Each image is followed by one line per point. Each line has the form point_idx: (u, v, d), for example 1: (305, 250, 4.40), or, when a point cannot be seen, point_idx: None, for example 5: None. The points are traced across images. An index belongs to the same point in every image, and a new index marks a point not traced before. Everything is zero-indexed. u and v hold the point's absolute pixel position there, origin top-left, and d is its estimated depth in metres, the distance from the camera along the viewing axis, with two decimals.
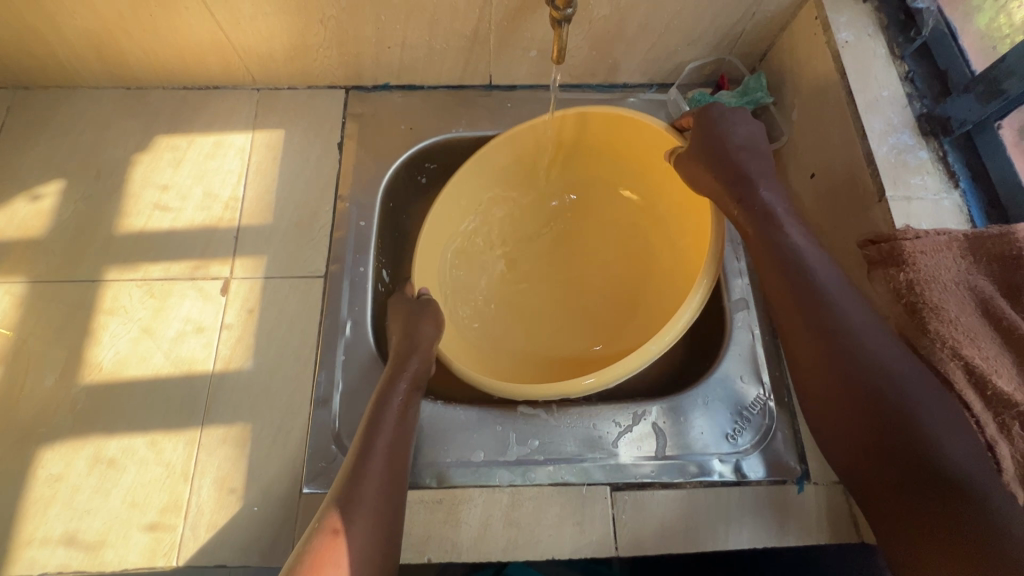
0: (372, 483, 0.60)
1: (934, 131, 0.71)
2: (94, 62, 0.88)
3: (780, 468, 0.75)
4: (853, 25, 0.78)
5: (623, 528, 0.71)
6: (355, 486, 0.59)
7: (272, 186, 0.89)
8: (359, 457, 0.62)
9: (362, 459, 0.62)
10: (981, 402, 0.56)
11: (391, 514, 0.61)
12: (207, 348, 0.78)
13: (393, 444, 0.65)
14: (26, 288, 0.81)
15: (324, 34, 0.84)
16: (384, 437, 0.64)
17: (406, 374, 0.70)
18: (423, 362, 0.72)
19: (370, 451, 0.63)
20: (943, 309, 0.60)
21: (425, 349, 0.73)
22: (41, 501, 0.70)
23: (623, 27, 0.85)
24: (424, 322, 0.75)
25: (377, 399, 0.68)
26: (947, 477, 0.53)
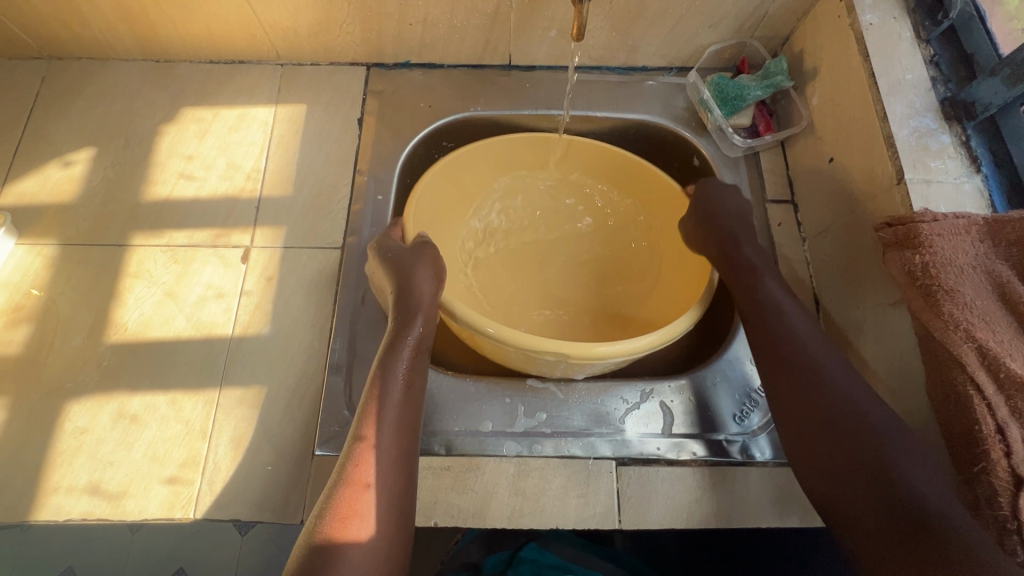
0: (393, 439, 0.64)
1: (957, 115, 0.70)
2: (126, 34, 0.91)
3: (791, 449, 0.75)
4: (879, 8, 0.77)
5: (627, 501, 0.72)
6: (361, 453, 0.62)
7: (293, 159, 0.91)
8: (367, 420, 0.64)
9: (375, 411, 0.65)
10: (993, 385, 0.56)
11: (395, 481, 0.62)
12: (227, 313, 0.81)
13: (401, 406, 0.67)
14: (57, 250, 0.84)
15: (347, 10, 0.85)
16: (388, 399, 0.66)
17: (409, 334, 0.70)
18: (424, 324, 0.71)
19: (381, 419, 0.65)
20: (958, 292, 0.60)
21: (423, 310, 0.71)
22: (68, 452, 0.73)
23: (644, 8, 0.84)
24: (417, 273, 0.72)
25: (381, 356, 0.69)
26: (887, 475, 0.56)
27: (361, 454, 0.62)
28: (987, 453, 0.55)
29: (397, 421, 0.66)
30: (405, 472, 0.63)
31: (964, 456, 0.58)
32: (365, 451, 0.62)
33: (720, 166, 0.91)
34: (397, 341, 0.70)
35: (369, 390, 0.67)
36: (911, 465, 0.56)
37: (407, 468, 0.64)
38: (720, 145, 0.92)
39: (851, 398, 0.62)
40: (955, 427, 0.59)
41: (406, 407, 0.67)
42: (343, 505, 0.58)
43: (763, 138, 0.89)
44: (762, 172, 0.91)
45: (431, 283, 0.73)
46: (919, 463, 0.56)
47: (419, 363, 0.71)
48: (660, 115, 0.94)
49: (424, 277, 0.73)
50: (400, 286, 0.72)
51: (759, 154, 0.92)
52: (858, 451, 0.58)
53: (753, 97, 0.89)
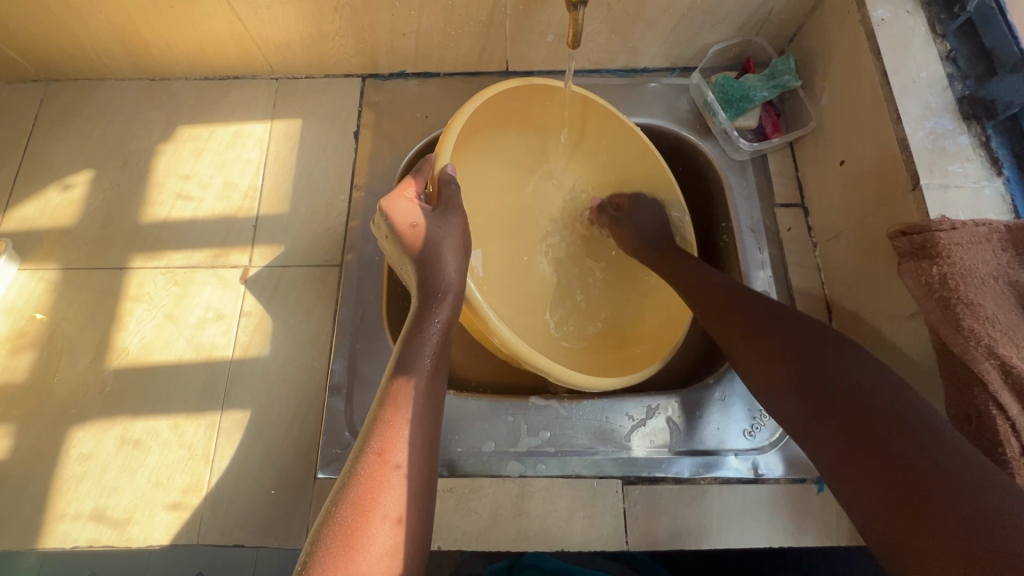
0: (409, 462, 0.54)
1: (977, 114, 0.66)
2: (120, 54, 0.90)
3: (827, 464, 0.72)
4: (890, 2, 0.73)
5: (634, 521, 0.70)
6: (378, 471, 0.52)
7: (289, 175, 0.90)
8: (384, 433, 0.54)
9: (391, 429, 0.54)
10: (1017, 404, 0.53)
11: (420, 509, 0.53)
12: (226, 334, 0.80)
13: (425, 412, 0.58)
14: (58, 275, 0.84)
15: (339, 23, 0.84)
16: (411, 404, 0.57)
17: (433, 323, 0.62)
18: (450, 309, 0.64)
19: (396, 429, 0.55)
20: (980, 305, 0.56)
21: (449, 294, 0.64)
22: (73, 479, 0.73)
23: (642, 9, 0.82)
24: (445, 252, 0.65)
25: (403, 347, 0.61)
26: (919, 449, 0.48)
27: (373, 474, 0.52)
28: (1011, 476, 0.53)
29: (419, 429, 0.56)
30: (427, 499, 0.54)
31: None
32: (379, 477, 0.51)
33: (725, 170, 0.88)
34: (420, 333, 0.62)
35: (386, 392, 0.58)
36: (852, 368, 0.58)
37: (427, 495, 0.54)
38: (726, 148, 0.89)
39: (809, 336, 0.63)
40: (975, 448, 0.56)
41: (428, 416, 0.58)
42: (352, 539, 0.48)
43: (770, 141, 0.86)
44: (770, 175, 0.88)
45: (458, 266, 0.65)
46: (875, 368, 0.57)
47: (440, 368, 0.62)
48: (663, 118, 0.91)
49: (452, 258, 0.65)
50: (426, 265, 0.65)
51: (766, 156, 0.89)
52: (803, 357, 0.61)
53: (759, 98, 0.85)
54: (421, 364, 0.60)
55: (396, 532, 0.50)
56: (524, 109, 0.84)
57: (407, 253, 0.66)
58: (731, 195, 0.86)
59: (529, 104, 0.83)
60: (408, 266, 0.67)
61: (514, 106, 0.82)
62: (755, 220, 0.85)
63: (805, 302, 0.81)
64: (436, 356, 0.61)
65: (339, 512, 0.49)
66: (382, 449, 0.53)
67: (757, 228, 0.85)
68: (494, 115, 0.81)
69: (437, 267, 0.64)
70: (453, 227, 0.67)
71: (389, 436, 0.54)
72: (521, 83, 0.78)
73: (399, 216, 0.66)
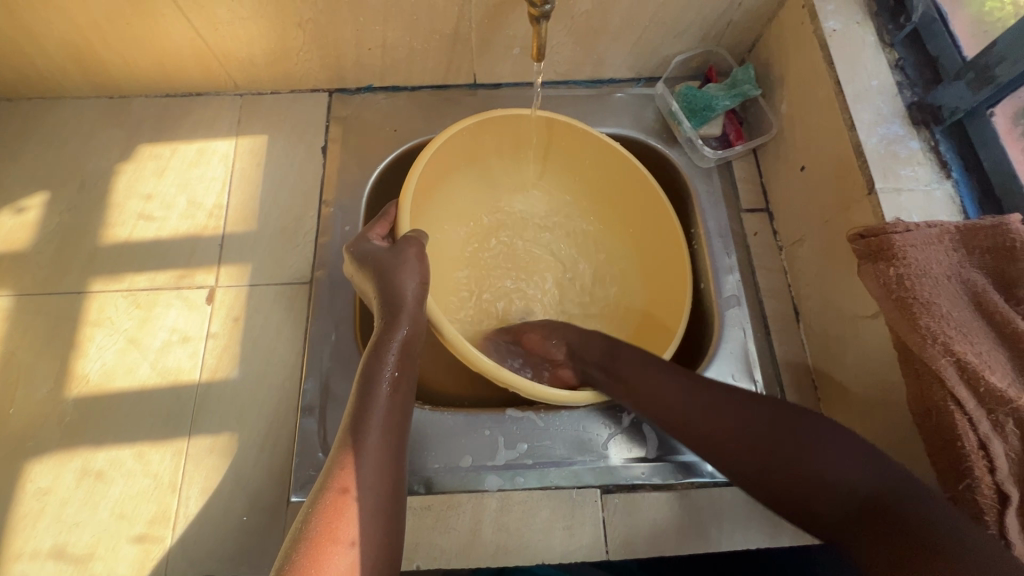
0: (363, 485, 0.53)
1: (925, 120, 0.69)
2: (75, 72, 0.88)
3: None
4: (841, 13, 0.76)
5: (613, 531, 0.70)
6: (343, 495, 0.51)
7: (256, 192, 0.88)
8: (346, 457, 0.54)
9: (351, 450, 0.54)
10: (974, 400, 0.55)
11: (383, 531, 0.52)
12: (193, 357, 0.78)
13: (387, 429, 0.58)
14: (13, 302, 0.81)
15: (303, 38, 0.83)
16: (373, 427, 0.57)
17: (394, 338, 0.63)
18: (411, 322, 0.64)
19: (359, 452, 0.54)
20: (934, 304, 0.58)
21: (408, 308, 0.64)
22: (30, 515, 0.70)
23: (606, 22, 0.83)
24: (404, 268, 0.66)
25: (366, 364, 0.61)
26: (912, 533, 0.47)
27: (333, 497, 0.51)
28: (970, 470, 0.54)
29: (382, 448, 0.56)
30: (389, 523, 0.53)
31: (947, 473, 0.57)
32: (342, 498, 0.51)
33: (692, 177, 0.89)
34: (380, 358, 0.61)
35: (350, 414, 0.58)
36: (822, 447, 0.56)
37: (388, 517, 0.54)
38: (691, 155, 0.90)
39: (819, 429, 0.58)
40: (936, 444, 0.58)
41: (391, 436, 0.58)
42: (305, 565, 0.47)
43: (733, 148, 0.88)
44: (735, 181, 0.90)
45: (419, 284, 0.66)
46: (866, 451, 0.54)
47: (403, 386, 0.62)
48: (630, 127, 0.93)
49: (411, 280, 0.65)
50: (384, 291, 0.65)
51: (731, 163, 0.91)
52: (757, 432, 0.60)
53: (721, 107, 0.88)
54: (381, 385, 0.60)
55: (359, 554, 0.49)
56: (498, 133, 0.86)
57: (370, 275, 0.67)
58: (699, 201, 0.88)
59: (500, 131, 0.86)
60: (368, 288, 0.68)
61: (488, 133, 0.85)
62: (722, 226, 0.87)
63: (773, 305, 0.83)
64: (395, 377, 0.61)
65: (301, 537, 0.49)
66: (343, 472, 0.53)
67: (724, 233, 0.86)
68: (465, 141, 0.84)
69: (398, 282, 0.65)
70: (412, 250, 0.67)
71: (349, 460, 0.53)
72: (488, 113, 0.82)
73: (360, 248, 0.69)
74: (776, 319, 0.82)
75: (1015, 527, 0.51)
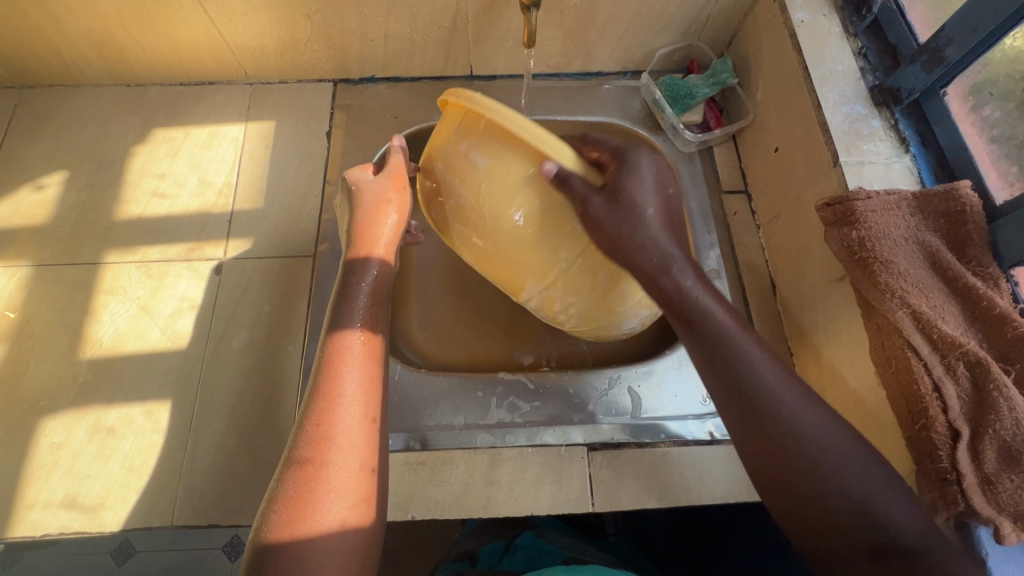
0: (350, 420, 0.56)
1: (886, 101, 0.75)
2: (96, 60, 0.93)
3: None
4: (809, 6, 0.82)
5: (599, 485, 0.74)
6: (323, 430, 0.55)
7: (263, 173, 0.93)
8: (320, 396, 0.57)
9: (330, 390, 0.57)
10: (928, 346, 0.59)
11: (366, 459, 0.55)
12: (201, 324, 0.82)
13: (361, 367, 0.60)
14: (31, 271, 0.85)
15: (311, 29, 0.89)
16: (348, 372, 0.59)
17: (365, 280, 0.67)
18: (379, 263, 0.69)
19: (332, 394, 0.57)
20: (893, 263, 0.63)
21: (378, 241, 0.70)
22: (44, 468, 0.73)
23: (593, 16, 0.89)
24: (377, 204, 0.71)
25: (337, 308, 0.65)
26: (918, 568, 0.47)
27: (318, 432, 0.55)
28: (926, 410, 0.58)
29: (358, 387, 0.58)
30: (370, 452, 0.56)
31: (905, 417, 0.61)
32: (322, 432, 0.54)
33: (675, 161, 0.95)
34: (348, 300, 0.65)
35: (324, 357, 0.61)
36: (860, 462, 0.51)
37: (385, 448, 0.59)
38: (674, 141, 0.96)
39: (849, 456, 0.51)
40: (894, 390, 0.62)
41: (366, 381, 0.59)
42: (329, 490, 0.52)
43: (713, 133, 0.94)
44: (716, 165, 0.95)
45: (393, 222, 0.72)
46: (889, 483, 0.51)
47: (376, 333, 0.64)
48: (617, 115, 0.99)
49: (388, 219, 0.71)
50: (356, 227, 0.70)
51: (712, 148, 0.96)
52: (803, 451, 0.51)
53: (701, 95, 0.94)
54: (352, 329, 0.63)
55: (345, 482, 0.53)
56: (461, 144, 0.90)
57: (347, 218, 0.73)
58: (681, 183, 0.93)
59: None
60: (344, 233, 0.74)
61: None
62: (703, 206, 0.92)
63: (751, 278, 0.87)
64: (365, 318, 0.64)
65: (292, 470, 0.53)
66: (325, 409, 0.56)
67: (705, 213, 0.92)
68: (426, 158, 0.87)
69: (371, 210, 0.71)
70: (387, 184, 0.73)
71: (326, 398, 0.56)
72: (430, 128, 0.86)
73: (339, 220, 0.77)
74: (754, 292, 0.86)
75: (965, 460, 0.55)
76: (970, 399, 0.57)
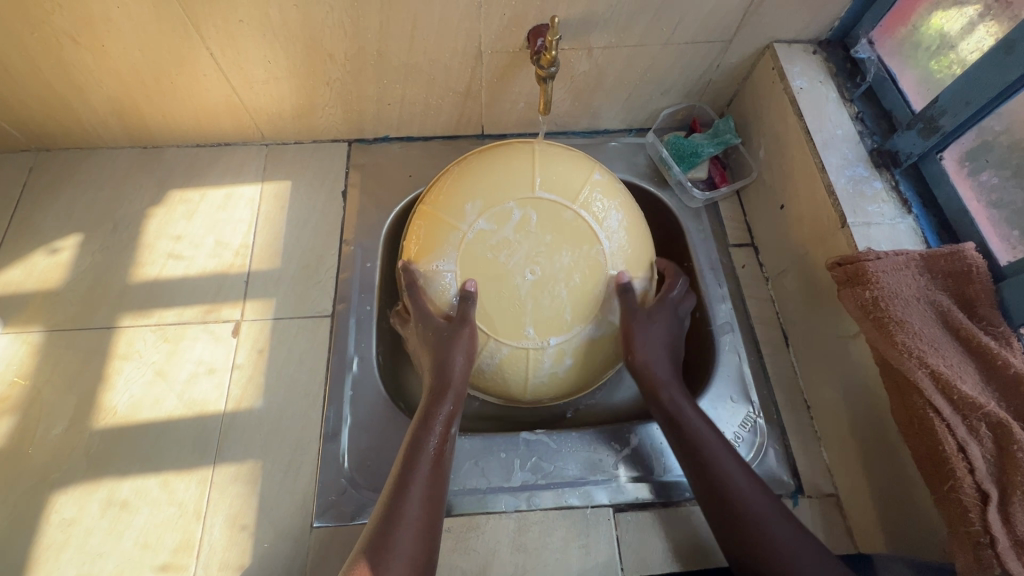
0: (420, 487, 0.63)
1: (886, 163, 0.79)
2: (115, 125, 0.95)
3: (805, 470, 0.79)
4: (806, 74, 0.87)
5: (627, 549, 0.73)
6: (398, 495, 0.62)
7: (280, 233, 0.94)
8: (406, 463, 0.65)
9: (411, 459, 0.65)
10: (949, 407, 0.61)
11: (430, 524, 0.62)
12: (218, 389, 0.81)
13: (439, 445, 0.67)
14: (43, 337, 0.84)
15: (330, 95, 0.92)
16: (426, 446, 0.66)
17: (446, 397, 0.69)
18: (453, 401, 0.69)
19: (416, 461, 0.65)
20: (908, 322, 0.66)
21: (452, 388, 0.69)
22: (54, 546, 0.71)
23: (600, 80, 0.94)
24: (456, 346, 0.69)
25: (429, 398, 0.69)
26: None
27: (397, 492, 0.62)
28: (953, 471, 0.59)
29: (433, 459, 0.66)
30: (435, 518, 0.63)
31: (932, 476, 0.62)
32: (400, 493, 0.62)
33: (683, 216, 0.98)
34: (432, 410, 0.69)
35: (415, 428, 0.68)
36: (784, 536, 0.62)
37: (438, 505, 0.64)
38: (681, 197, 0.99)
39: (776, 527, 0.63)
40: (920, 449, 0.63)
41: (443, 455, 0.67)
42: (380, 544, 0.58)
43: (719, 190, 0.97)
44: (722, 219, 0.99)
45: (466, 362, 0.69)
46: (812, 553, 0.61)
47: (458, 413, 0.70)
48: (625, 171, 1.02)
49: (460, 358, 0.69)
50: (437, 365, 0.69)
51: (718, 203, 1.00)
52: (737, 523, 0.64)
53: (706, 153, 0.97)
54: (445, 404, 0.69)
55: (412, 542, 0.60)
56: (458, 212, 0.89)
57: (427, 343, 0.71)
58: (690, 236, 0.96)
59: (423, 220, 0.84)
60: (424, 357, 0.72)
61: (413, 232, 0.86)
62: (713, 259, 0.94)
63: (763, 331, 0.89)
64: (454, 404, 0.69)
65: (373, 525, 0.60)
66: (405, 473, 0.64)
67: (715, 266, 0.94)
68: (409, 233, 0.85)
69: (449, 343, 0.69)
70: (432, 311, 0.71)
71: (409, 468, 0.64)
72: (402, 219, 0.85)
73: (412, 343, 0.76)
74: (768, 344, 0.88)
75: (997, 522, 0.56)
76: (995, 460, 0.58)
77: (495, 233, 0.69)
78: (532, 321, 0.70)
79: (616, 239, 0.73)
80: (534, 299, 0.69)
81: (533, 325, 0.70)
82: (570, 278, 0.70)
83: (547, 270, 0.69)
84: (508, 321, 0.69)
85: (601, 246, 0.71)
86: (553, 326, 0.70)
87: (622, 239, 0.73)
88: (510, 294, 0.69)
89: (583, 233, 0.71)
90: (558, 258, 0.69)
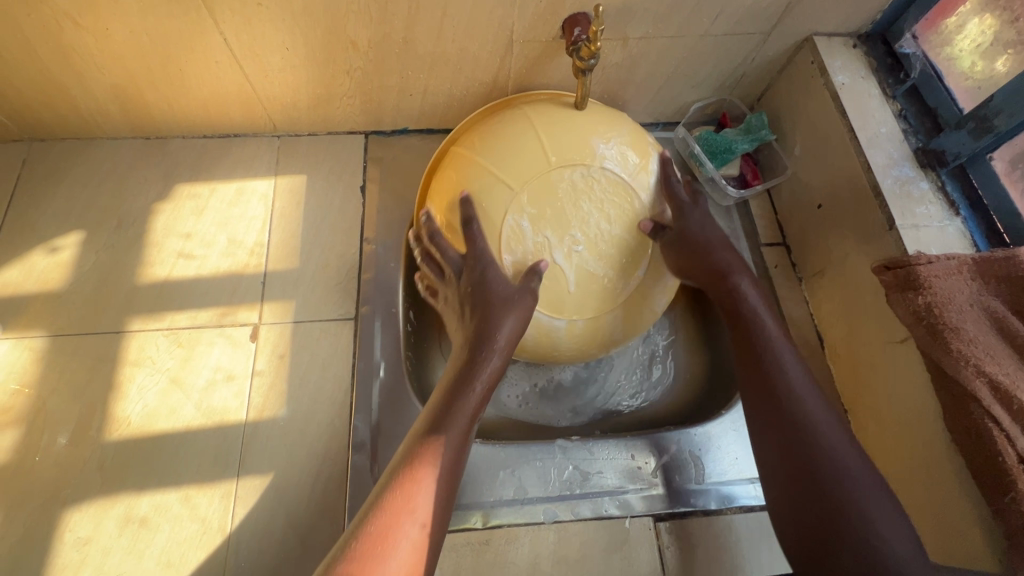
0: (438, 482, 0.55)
1: (931, 163, 0.77)
2: (116, 113, 0.89)
3: None
4: (847, 68, 0.84)
5: (670, 558, 0.72)
6: (412, 488, 0.53)
7: (297, 231, 0.90)
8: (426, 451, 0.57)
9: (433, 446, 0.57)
10: (1008, 417, 0.60)
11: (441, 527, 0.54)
12: (238, 397, 0.77)
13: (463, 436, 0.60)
14: (46, 343, 0.79)
15: (349, 84, 0.87)
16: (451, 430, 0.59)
17: (481, 373, 0.64)
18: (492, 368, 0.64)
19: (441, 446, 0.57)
20: (963, 329, 0.64)
21: (494, 355, 0.65)
22: (70, 567, 0.67)
23: (633, 72, 0.90)
24: (500, 317, 0.65)
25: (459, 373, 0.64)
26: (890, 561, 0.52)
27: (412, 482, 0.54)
28: (1014, 484, 0.58)
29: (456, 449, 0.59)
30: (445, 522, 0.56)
31: (990, 487, 0.60)
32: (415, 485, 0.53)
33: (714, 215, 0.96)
34: (469, 379, 0.63)
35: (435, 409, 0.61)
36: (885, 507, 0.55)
37: (452, 483, 0.58)
38: (712, 195, 0.97)
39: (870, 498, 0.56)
40: (977, 461, 0.62)
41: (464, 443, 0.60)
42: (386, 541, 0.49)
43: (751, 188, 0.95)
44: (753, 218, 0.97)
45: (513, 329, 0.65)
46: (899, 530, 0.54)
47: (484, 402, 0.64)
48: None
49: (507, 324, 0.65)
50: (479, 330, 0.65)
51: (748, 201, 0.98)
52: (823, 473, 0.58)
53: (740, 150, 0.94)
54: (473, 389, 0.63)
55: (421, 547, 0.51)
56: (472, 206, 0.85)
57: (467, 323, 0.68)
58: None
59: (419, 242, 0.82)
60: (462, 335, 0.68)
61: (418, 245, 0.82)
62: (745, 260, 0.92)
63: (798, 333, 0.88)
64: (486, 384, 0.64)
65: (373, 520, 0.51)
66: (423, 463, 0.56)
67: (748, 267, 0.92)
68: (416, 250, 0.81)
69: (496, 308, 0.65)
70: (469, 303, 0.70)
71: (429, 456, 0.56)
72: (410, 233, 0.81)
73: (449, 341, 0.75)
74: (803, 347, 0.87)
75: None
76: None
77: (529, 235, 0.67)
78: (615, 272, 0.70)
79: (617, 151, 0.69)
80: (603, 260, 0.69)
81: (617, 276, 0.70)
82: (608, 216, 0.68)
83: (589, 233, 0.67)
84: (597, 290, 0.69)
85: (610, 172, 0.68)
86: (630, 264, 0.70)
87: (620, 150, 0.70)
88: (586, 267, 0.68)
89: (594, 181, 0.68)
90: (589, 216, 0.67)
